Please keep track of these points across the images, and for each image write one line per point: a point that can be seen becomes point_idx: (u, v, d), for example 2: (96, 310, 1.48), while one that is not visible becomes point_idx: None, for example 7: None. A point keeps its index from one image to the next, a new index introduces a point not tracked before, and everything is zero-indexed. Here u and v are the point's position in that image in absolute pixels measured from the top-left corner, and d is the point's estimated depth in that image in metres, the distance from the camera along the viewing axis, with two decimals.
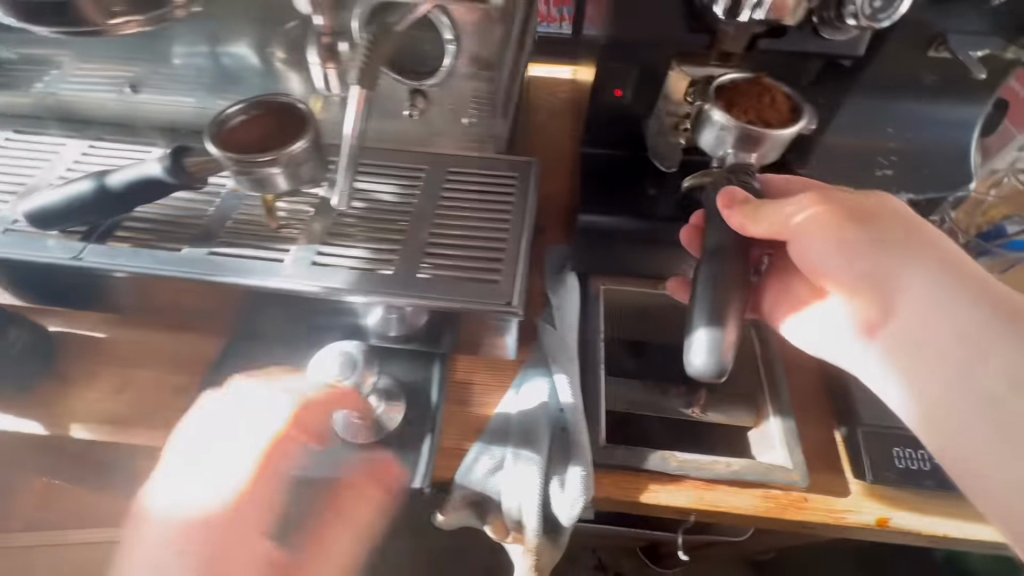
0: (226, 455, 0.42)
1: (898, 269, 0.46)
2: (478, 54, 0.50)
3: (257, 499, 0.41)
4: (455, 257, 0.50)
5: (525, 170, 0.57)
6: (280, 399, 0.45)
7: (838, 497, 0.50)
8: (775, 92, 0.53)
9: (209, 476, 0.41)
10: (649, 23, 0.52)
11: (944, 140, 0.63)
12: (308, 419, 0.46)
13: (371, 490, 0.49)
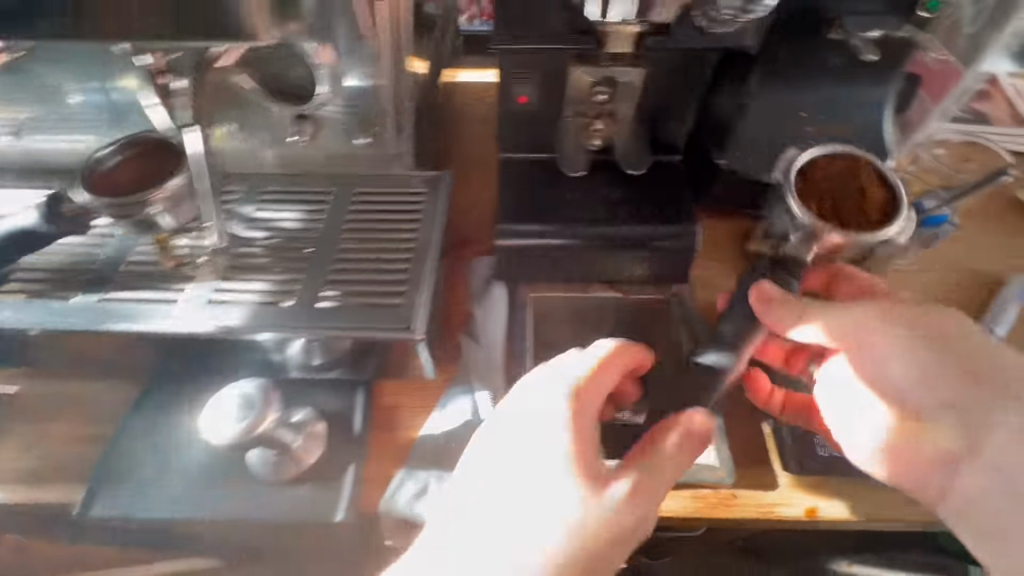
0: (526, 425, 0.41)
1: (996, 406, 0.44)
2: (357, 79, 0.50)
3: (524, 471, 0.39)
4: (361, 285, 0.49)
5: (435, 185, 0.56)
6: (557, 380, 0.42)
7: (765, 492, 0.50)
8: (863, 171, 0.54)
9: (522, 454, 0.40)
10: (537, 26, 0.52)
11: (859, 120, 0.62)
12: (587, 385, 0.42)
13: (696, 420, 0.43)
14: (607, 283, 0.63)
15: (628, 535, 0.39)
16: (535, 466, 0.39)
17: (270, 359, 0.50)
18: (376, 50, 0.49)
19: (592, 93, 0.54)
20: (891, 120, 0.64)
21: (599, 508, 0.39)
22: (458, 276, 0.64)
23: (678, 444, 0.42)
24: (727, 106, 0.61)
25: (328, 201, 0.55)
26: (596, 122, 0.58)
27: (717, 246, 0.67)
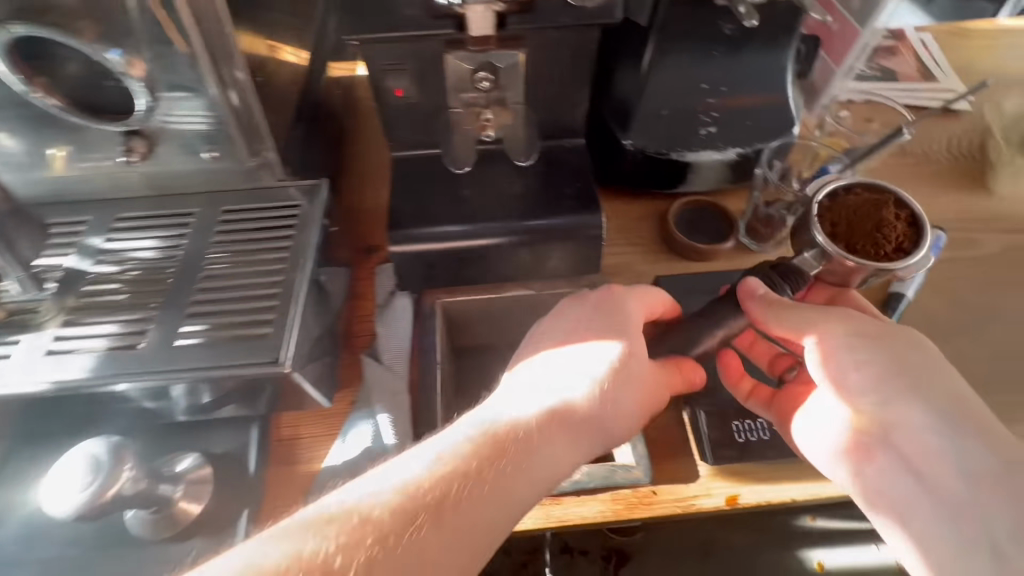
0: (596, 319, 0.48)
1: (927, 409, 0.40)
2: (181, 81, 0.43)
3: (616, 348, 0.46)
4: (224, 316, 0.44)
5: (309, 195, 0.51)
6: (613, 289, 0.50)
7: (684, 486, 0.48)
8: (890, 207, 0.48)
9: (588, 335, 0.47)
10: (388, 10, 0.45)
11: (760, 88, 0.60)
12: (643, 292, 0.49)
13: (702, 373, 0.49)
14: (519, 280, 0.59)
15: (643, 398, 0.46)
16: (593, 349, 0.46)
17: (141, 405, 0.45)
18: (191, 55, 0.41)
19: (476, 81, 0.49)
20: (793, 84, 0.62)
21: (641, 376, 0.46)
22: (367, 288, 0.61)
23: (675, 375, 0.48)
24: (629, 86, 0.60)
25: (192, 222, 0.49)
26: (486, 112, 0.53)
27: (631, 230, 0.65)
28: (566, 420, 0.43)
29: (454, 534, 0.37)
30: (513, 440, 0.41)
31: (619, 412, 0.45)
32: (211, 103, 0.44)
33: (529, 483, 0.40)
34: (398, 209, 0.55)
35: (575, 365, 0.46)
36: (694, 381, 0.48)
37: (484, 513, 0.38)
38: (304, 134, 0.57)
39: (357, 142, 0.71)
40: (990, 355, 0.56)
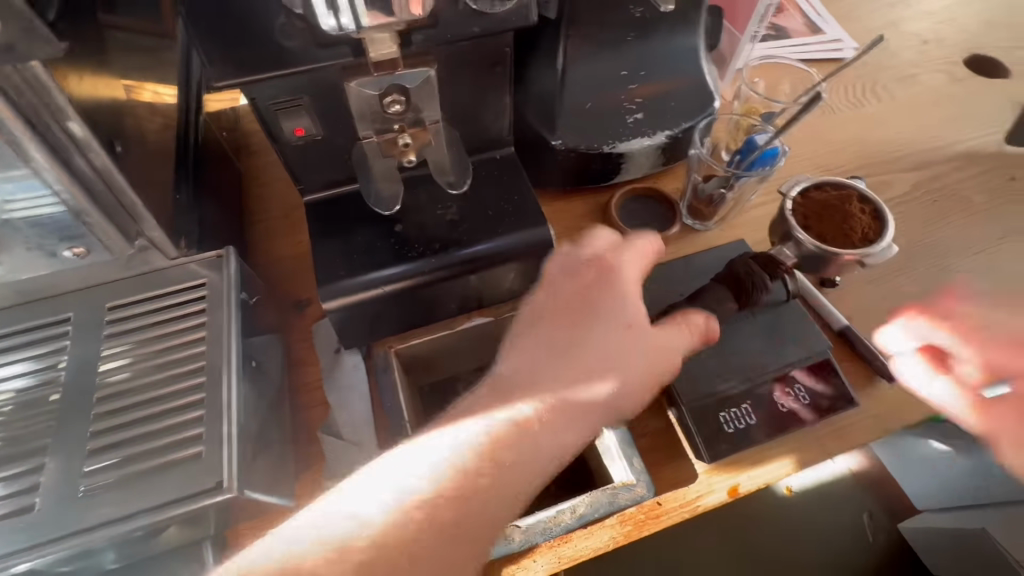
0: (591, 278, 0.43)
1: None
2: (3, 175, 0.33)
3: (615, 313, 0.41)
4: (138, 445, 0.36)
5: (214, 269, 0.43)
6: (603, 245, 0.44)
7: (687, 489, 0.47)
8: (854, 202, 0.47)
9: (592, 297, 0.42)
10: (261, 47, 0.37)
11: (677, 68, 0.59)
12: (628, 245, 0.44)
13: (699, 319, 0.44)
14: (475, 309, 0.55)
15: (651, 371, 0.41)
16: (600, 314, 0.41)
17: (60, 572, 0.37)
18: (9, 138, 0.31)
19: (387, 105, 0.43)
20: (706, 59, 0.62)
21: (651, 346, 0.41)
22: (308, 351, 0.54)
23: (676, 331, 0.43)
24: (548, 85, 0.57)
25: (71, 330, 0.40)
26: (404, 137, 0.46)
27: (575, 231, 0.63)
28: (575, 400, 0.38)
29: (475, 521, 0.34)
30: (523, 425, 0.37)
31: (633, 383, 0.40)
32: (49, 182, 0.34)
33: (537, 468, 0.36)
34: (326, 262, 0.49)
35: (583, 336, 0.40)
36: (713, 333, 0.44)
37: (500, 498, 0.35)
38: (191, 195, 0.48)
39: (258, 186, 0.63)
40: (923, 291, 0.59)
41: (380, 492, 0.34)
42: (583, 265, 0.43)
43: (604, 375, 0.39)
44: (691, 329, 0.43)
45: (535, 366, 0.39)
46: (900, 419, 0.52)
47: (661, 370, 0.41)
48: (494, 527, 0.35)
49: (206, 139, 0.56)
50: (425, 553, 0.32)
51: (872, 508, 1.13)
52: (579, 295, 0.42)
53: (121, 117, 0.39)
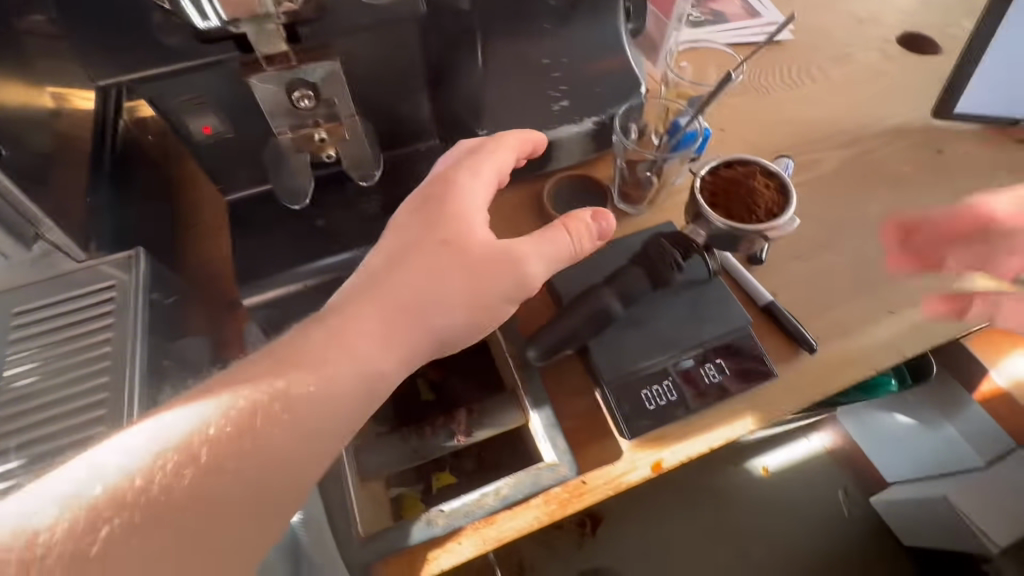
0: (435, 197, 0.42)
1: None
2: None
3: (456, 229, 0.40)
4: (42, 446, 0.37)
5: (124, 269, 0.44)
6: (452, 167, 0.43)
7: (612, 466, 0.48)
8: (758, 177, 0.52)
9: (435, 215, 0.40)
10: (143, 48, 0.38)
11: (599, 54, 0.60)
12: (477, 162, 0.44)
13: (584, 216, 0.44)
14: None
15: (499, 284, 0.40)
16: (442, 232, 0.40)
17: None
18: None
19: (295, 100, 0.42)
20: (630, 45, 0.63)
21: (499, 259, 0.40)
22: (235, 351, 0.52)
23: (560, 234, 0.43)
24: (470, 75, 0.57)
25: None
26: (319, 131, 0.46)
27: (511, 219, 0.62)
28: (409, 318, 0.37)
29: (280, 443, 0.30)
30: (351, 342, 0.34)
31: (481, 298, 0.40)
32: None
33: (361, 385, 0.34)
34: (246, 259, 0.49)
35: (423, 253, 0.39)
36: (604, 230, 0.45)
37: (311, 419, 0.32)
38: (110, 198, 0.49)
39: (197, 193, 0.59)
40: (848, 264, 0.60)
41: (155, 425, 0.29)
42: (429, 185, 0.43)
43: (446, 291, 0.38)
44: (551, 241, 0.43)
45: (370, 286, 0.37)
46: (827, 390, 0.53)
47: (512, 282, 0.41)
48: (311, 452, 0.31)
49: (129, 143, 0.55)
50: (210, 488, 0.28)
51: (847, 484, 1.14)
52: (423, 214, 0.41)
53: (14, 127, 0.40)
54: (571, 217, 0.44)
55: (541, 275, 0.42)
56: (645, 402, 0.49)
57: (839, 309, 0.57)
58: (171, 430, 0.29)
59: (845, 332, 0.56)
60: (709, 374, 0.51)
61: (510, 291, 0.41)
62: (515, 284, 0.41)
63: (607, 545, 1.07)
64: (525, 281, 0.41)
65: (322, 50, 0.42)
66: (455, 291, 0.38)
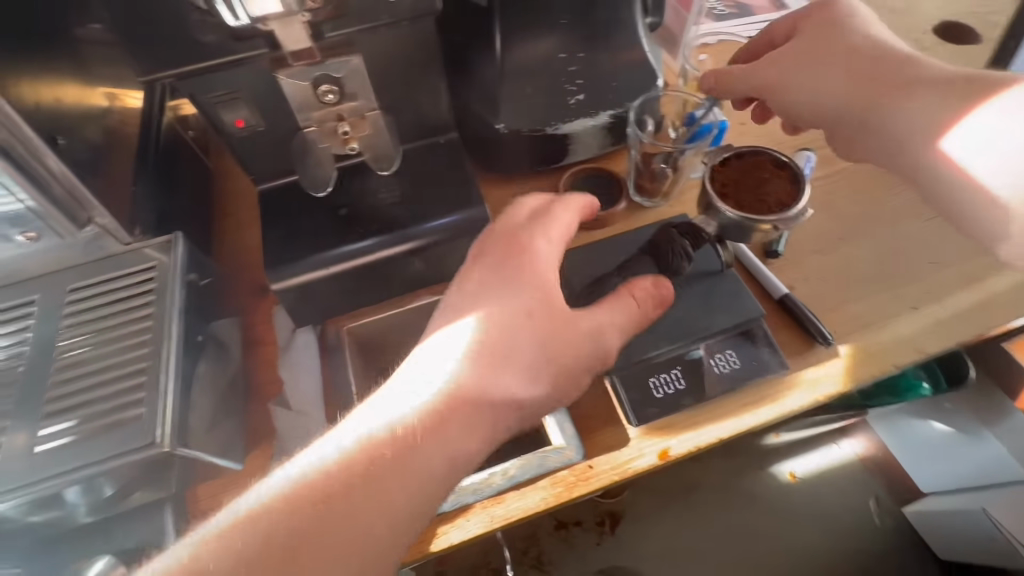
0: (507, 264, 0.41)
1: (922, 87, 0.45)
2: None
3: (529, 301, 0.40)
4: (91, 409, 0.41)
5: (165, 253, 0.48)
6: (523, 230, 0.43)
7: (618, 453, 0.49)
8: (769, 167, 0.52)
9: (507, 284, 0.40)
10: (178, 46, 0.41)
11: (616, 47, 0.61)
12: (548, 226, 0.43)
13: (646, 285, 0.45)
14: (425, 288, 0.58)
15: (575, 355, 0.41)
16: (515, 303, 0.40)
17: (37, 518, 0.42)
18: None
19: (321, 95, 0.46)
20: (647, 38, 0.63)
21: (571, 330, 0.41)
22: (265, 331, 0.57)
23: (625, 303, 0.44)
24: (488, 70, 0.58)
25: (37, 309, 0.45)
26: (343, 125, 0.50)
27: None
28: (488, 399, 0.37)
29: (374, 523, 0.32)
30: (439, 422, 0.35)
31: (556, 367, 0.40)
32: (4, 182, 0.38)
33: (450, 464, 0.35)
34: (273, 244, 0.52)
35: (496, 326, 0.39)
36: (664, 298, 0.45)
37: (400, 500, 0.33)
38: (151, 187, 0.51)
39: (232, 186, 0.65)
40: (870, 258, 0.59)
41: (263, 487, 0.33)
42: (498, 246, 0.42)
43: (521, 364, 0.39)
44: (620, 310, 0.43)
45: (440, 367, 0.37)
46: (842, 385, 0.52)
47: (585, 351, 0.41)
48: (400, 531, 0.33)
49: (172, 137, 0.59)
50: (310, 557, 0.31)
51: (879, 492, 1.10)
52: (497, 280, 0.41)
53: (70, 118, 0.43)
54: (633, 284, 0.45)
55: (614, 343, 0.43)
56: (652, 389, 0.50)
57: (857, 304, 0.56)
58: (273, 502, 0.32)
59: (864, 326, 0.55)
60: (719, 364, 0.51)
61: (584, 362, 0.41)
62: (588, 353, 0.41)
63: (627, 544, 1.07)
64: (597, 351, 0.42)
65: (344, 49, 0.45)
66: (531, 363, 0.39)
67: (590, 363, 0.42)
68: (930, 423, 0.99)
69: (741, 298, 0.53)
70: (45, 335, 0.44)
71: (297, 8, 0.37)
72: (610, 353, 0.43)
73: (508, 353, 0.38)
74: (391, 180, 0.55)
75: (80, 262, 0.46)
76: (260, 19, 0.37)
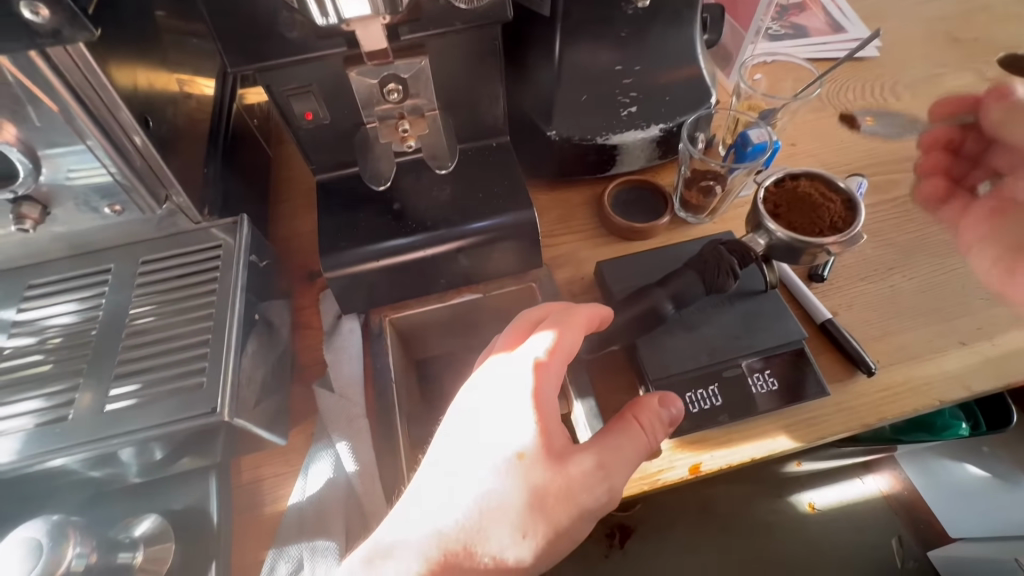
0: (499, 394, 0.41)
1: None
2: (52, 138, 0.40)
3: (523, 435, 0.39)
4: (154, 376, 0.44)
5: (229, 233, 0.50)
6: (520, 361, 0.42)
7: (650, 463, 0.49)
8: (826, 192, 0.52)
9: (497, 424, 0.40)
10: (264, 43, 0.44)
11: (672, 63, 0.61)
12: (545, 344, 0.42)
13: (654, 407, 0.43)
14: (465, 287, 0.59)
15: (569, 506, 0.39)
16: (507, 438, 0.39)
17: (96, 474, 0.44)
18: (62, 108, 0.38)
19: (386, 93, 0.49)
20: (704, 55, 0.63)
21: (564, 476, 0.39)
22: (311, 316, 0.59)
23: (633, 431, 0.41)
24: (544, 77, 0.60)
25: (110, 279, 0.48)
26: (402, 122, 0.52)
27: (567, 218, 0.65)
28: (475, 561, 0.38)
29: None
30: None
31: (550, 519, 0.38)
32: (100, 157, 0.42)
33: None
34: (328, 232, 0.54)
35: (485, 467, 0.39)
36: (674, 417, 0.43)
37: None
38: (220, 169, 0.54)
39: (288, 173, 0.68)
40: (919, 290, 0.58)
41: None
42: (494, 368, 0.43)
43: (509, 516, 0.38)
44: (624, 446, 0.40)
45: (429, 516, 0.39)
46: (879, 414, 0.51)
47: (582, 503, 0.39)
48: None
49: (238, 124, 0.62)
50: None
51: (903, 533, 1.07)
52: (492, 409, 0.41)
53: (158, 103, 0.46)
54: (639, 408, 0.42)
55: (619, 487, 0.40)
56: (691, 402, 0.50)
57: (901, 335, 0.55)
58: None
59: (909, 358, 0.54)
60: (759, 384, 0.51)
61: (589, 508, 0.39)
62: (587, 503, 0.39)
63: (638, 557, 1.06)
64: (598, 497, 0.39)
65: (414, 51, 0.48)
66: (521, 515, 0.38)
67: (594, 511, 0.39)
68: (964, 465, 0.95)
69: (783, 323, 0.53)
70: (114, 304, 0.47)
71: (381, 12, 0.39)
72: (615, 498, 0.40)
73: (500, 502, 0.38)
74: (441, 178, 0.57)
75: (154, 238, 0.50)
76: (344, 19, 0.39)
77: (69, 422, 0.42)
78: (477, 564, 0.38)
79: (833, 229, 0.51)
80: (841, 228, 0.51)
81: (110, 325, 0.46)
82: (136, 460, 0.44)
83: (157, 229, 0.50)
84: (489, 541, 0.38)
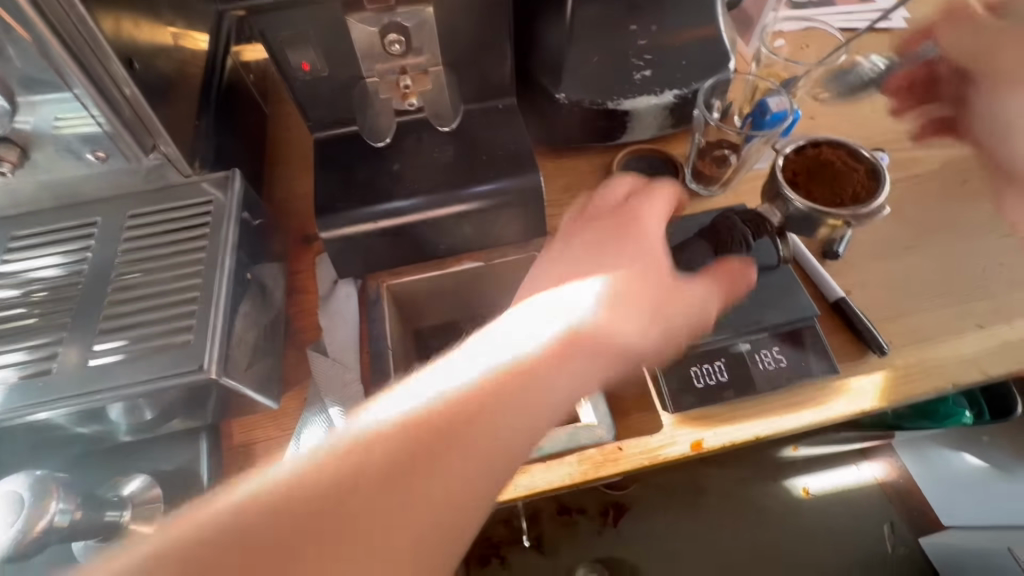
0: (626, 227, 0.45)
1: None
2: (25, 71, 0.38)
3: (656, 251, 0.43)
4: (142, 333, 0.42)
5: (221, 188, 0.48)
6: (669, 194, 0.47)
7: (652, 437, 0.48)
8: (843, 162, 0.50)
9: (604, 254, 0.43)
10: None
11: (691, 24, 0.58)
12: (651, 197, 0.46)
13: (736, 263, 0.45)
14: (466, 254, 0.57)
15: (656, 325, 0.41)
16: (625, 259, 0.43)
17: (83, 430, 0.43)
18: (37, 40, 0.36)
19: (387, 44, 0.47)
20: (724, 16, 0.60)
21: (667, 294, 0.42)
22: (306, 280, 0.57)
23: (727, 272, 0.44)
24: (554, 35, 0.56)
25: (97, 232, 0.46)
26: (404, 78, 0.51)
27: (574, 187, 0.63)
28: (554, 387, 0.36)
29: (402, 509, 0.30)
30: (491, 396, 0.34)
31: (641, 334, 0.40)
32: (82, 99, 0.40)
33: (498, 455, 0.33)
34: (325, 192, 0.52)
35: (576, 290, 0.41)
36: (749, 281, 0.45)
37: (437, 487, 0.31)
38: (213, 124, 0.52)
39: (287, 133, 0.65)
40: (935, 271, 0.56)
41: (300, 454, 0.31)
42: (612, 213, 0.46)
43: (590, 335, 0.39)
44: (719, 278, 0.44)
45: (507, 343, 0.38)
46: (889, 396, 0.50)
47: (671, 322, 0.42)
48: (431, 529, 0.30)
49: (234, 78, 0.59)
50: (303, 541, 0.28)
51: (896, 519, 1.07)
52: (590, 250, 0.44)
53: (144, 47, 0.43)
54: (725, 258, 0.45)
55: (696, 316, 0.43)
56: (695, 378, 0.49)
57: (915, 316, 0.53)
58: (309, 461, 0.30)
59: (922, 339, 0.52)
60: (766, 360, 0.49)
61: (675, 329, 0.42)
62: (671, 323, 0.42)
63: (630, 535, 1.06)
64: (690, 318, 0.42)
65: None
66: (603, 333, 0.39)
67: (669, 341, 0.42)
68: (960, 453, 0.93)
69: (794, 299, 0.51)
70: (103, 259, 0.45)
71: None
72: (694, 329, 0.43)
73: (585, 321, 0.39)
74: (443, 139, 0.54)
75: (143, 190, 0.48)
76: None
77: (54, 378, 0.40)
78: (549, 391, 0.36)
79: (852, 199, 0.49)
80: (859, 199, 0.49)
81: (97, 280, 0.44)
82: (123, 420, 0.43)
83: (145, 182, 0.48)
84: (567, 364, 0.37)
